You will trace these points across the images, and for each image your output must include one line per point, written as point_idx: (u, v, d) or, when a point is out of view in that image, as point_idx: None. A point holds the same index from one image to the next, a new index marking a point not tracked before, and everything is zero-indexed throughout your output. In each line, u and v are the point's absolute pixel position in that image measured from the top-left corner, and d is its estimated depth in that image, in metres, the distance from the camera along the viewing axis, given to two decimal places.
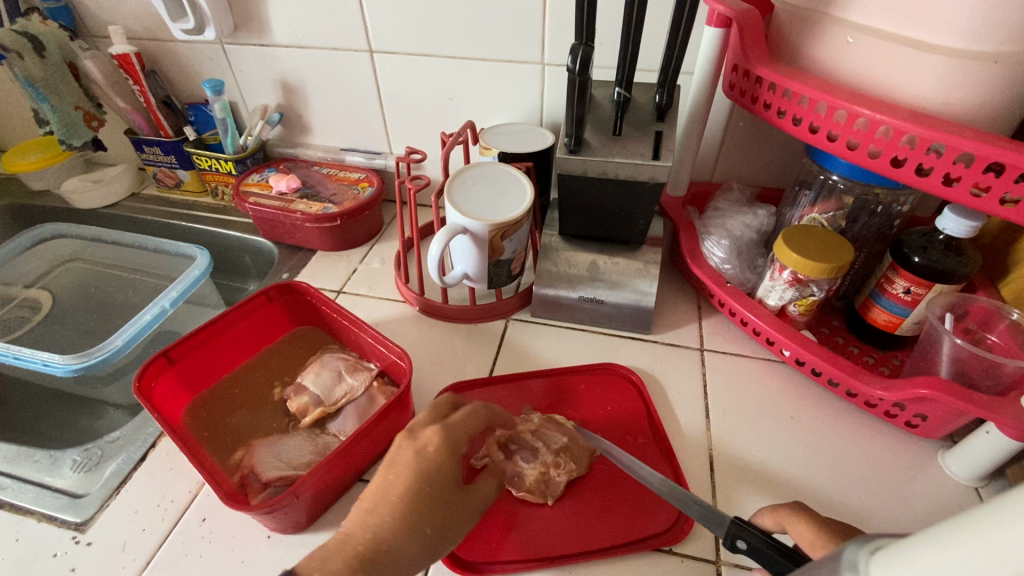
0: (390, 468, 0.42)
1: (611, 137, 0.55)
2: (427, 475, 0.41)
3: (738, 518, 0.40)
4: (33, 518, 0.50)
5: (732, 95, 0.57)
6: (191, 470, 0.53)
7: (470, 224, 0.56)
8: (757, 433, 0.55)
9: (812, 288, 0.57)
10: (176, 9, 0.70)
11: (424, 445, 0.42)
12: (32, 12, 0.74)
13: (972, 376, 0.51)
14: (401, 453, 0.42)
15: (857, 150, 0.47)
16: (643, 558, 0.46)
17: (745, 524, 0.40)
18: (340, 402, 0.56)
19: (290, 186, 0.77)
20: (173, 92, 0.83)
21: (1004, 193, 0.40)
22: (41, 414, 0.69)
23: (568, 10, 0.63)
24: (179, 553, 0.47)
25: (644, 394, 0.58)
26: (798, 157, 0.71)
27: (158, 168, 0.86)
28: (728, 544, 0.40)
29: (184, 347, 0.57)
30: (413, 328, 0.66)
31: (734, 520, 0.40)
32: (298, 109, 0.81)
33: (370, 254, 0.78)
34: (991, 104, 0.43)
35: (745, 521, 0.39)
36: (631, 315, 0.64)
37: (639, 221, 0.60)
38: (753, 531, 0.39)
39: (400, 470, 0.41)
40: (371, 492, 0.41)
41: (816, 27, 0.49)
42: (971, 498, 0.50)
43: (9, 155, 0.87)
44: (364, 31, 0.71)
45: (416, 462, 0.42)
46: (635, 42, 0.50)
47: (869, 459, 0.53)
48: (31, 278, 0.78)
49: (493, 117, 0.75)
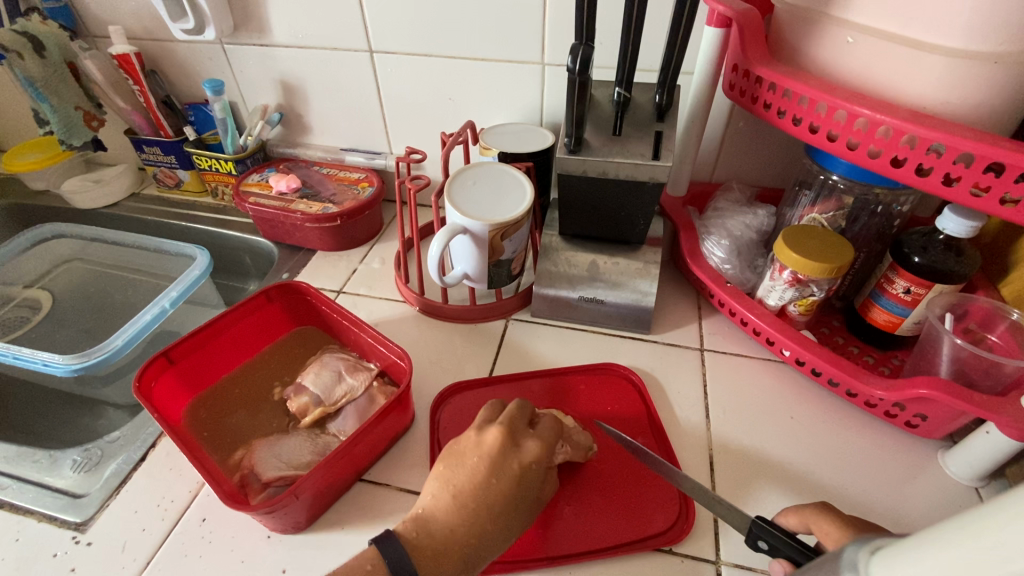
0: (495, 473, 0.44)
1: (611, 137, 0.55)
2: (525, 482, 0.45)
3: (759, 519, 0.40)
4: (33, 518, 0.50)
5: (732, 95, 0.57)
6: (191, 470, 0.53)
7: (470, 224, 0.56)
8: (758, 433, 0.55)
9: (812, 288, 0.57)
10: (176, 9, 0.70)
11: (529, 457, 0.46)
12: (32, 12, 0.74)
13: (972, 376, 0.51)
14: (507, 459, 0.45)
15: (857, 150, 0.47)
16: (643, 558, 0.46)
17: (768, 524, 0.39)
18: (340, 402, 0.56)
19: (290, 186, 0.77)
20: (173, 91, 0.83)
21: (1004, 193, 0.40)
22: (41, 414, 0.69)
23: (568, 10, 0.63)
24: (179, 553, 0.47)
25: (644, 394, 0.59)
26: (798, 157, 0.71)
27: (158, 168, 0.86)
28: (751, 541, 0.41)
29: (184, 347, 0.57)
30: (413, 328, 0.66)
31: (756, 520, 0.40)
32: (298, 109, 0.81)
33: (370, 253, 0.78)
34: (991, 104, 0.43)
35: (766, 523, 0.39)
36: (631, 315, 0.64)
37: (639, 221, 0.60)
38: (774, 532, 0.39)
39: (502, 478, 0.44)
40: (473, 494, 0.43)
41: (816, 27, 0.49)
42: (971, 499, 0.50)
43: (9, 155, 0.87)
44: (364, 31, 0.71)
45: (521, 471, 0.45)
46: (635, 43, 0.50)
47: (869, 458, 0.53)
48: (31, 278, 0.78)
49: (493, 117, 0.75)
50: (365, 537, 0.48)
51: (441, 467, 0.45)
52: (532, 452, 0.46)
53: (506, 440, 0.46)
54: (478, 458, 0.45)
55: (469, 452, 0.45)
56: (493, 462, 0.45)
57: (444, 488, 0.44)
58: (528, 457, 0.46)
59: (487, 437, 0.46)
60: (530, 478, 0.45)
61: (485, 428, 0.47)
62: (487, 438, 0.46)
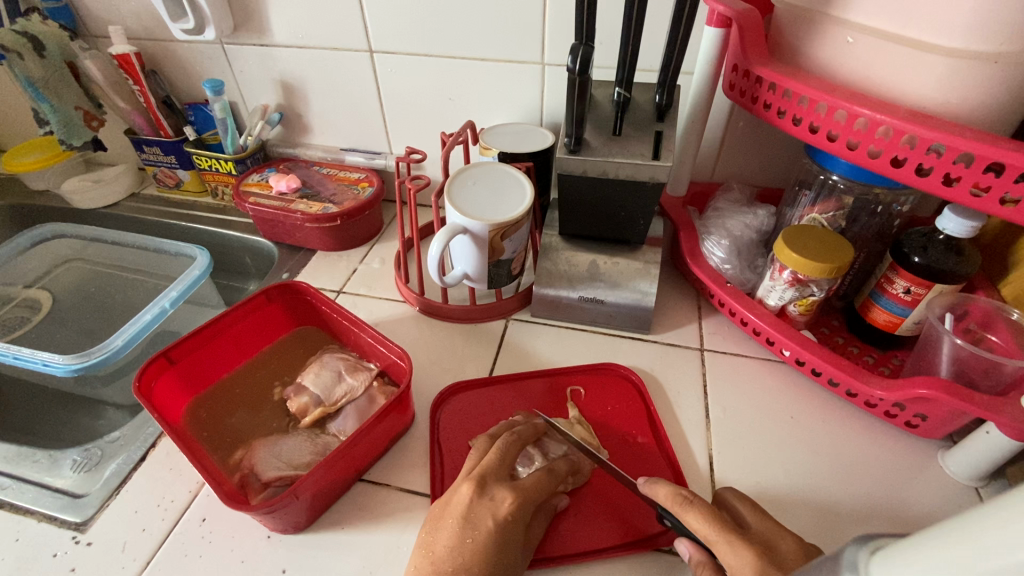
0: (471, 532, 0.43)
1: (611, 137, 0.55)
2: (501, 535, 0.43)
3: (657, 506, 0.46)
4: (33, 518, 0.50)
5: (732, 95, 0.57)
6: (190, 470, 0.53)
7: (470, 224, 0.56)
8: (758, 433, 0.55)
9: (812, 288, 0.57)
10: (176, 9, 0.70)
11: (500, 508, 0.44)
12: (32, 12, 0.74)
13: (972, 376, 0.51)
14: (478, 520, 0.43)
15: (857, 149, 0.47)
16: (643, 557, 0.47)
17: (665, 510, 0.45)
18: (340, 403, 0.56)
19: (290, 186, 0.77)
20: (173, 91, 0.83)
21: (1004, 193, 0.40)
22: (41, 414, 0.69)
23: (568, 10, 0.63)
24: (179, 552, 0.47)
25: (644, 394, 0.58)
26: (799, 156, 0.71)
27: (158, 168, 0.86)
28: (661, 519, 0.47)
29: (184, 347, 0.56)
30: (413, 328, 0.67)
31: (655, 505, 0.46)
32: (298, 109, 0.81)
33: (370, 254, 0.78)
34: (991, 103, 0.43)
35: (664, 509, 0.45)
36: (632, 315, 0.64)
37: (639, 221, 0.60)
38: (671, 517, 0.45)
39: (476, 535, 0.43)
40: (450, 556, 0.42)
41: (816, 27, 0.49)
42: (971, 498, 0.50)
43: (9, 155, 0.87)
44: (364, 31, 0.71)
45: (494, 525, 0.43)
46: (635, 43, 0.50)
47: (868, 458, 0.53)
48: (31, 279, 0.78)
49: (493, 117, 0.75)
50: (365, 537, 0.48)
51: (423, 535, 0.45)
52: (506, 501, 0.45)
53: (478, 493, 0.45)
54: (453, 521, 0.44)
55: (446, 518, 0.45)
56: (467, 523, 0.43)
57: (426, 557, 0.43)
58: (503, 507, 0.44)
59: (459, 496, 0.45)
60: (511, 523, 0.44)
61: (460, 486, 0.46)
62: (459, 497, 0.45)
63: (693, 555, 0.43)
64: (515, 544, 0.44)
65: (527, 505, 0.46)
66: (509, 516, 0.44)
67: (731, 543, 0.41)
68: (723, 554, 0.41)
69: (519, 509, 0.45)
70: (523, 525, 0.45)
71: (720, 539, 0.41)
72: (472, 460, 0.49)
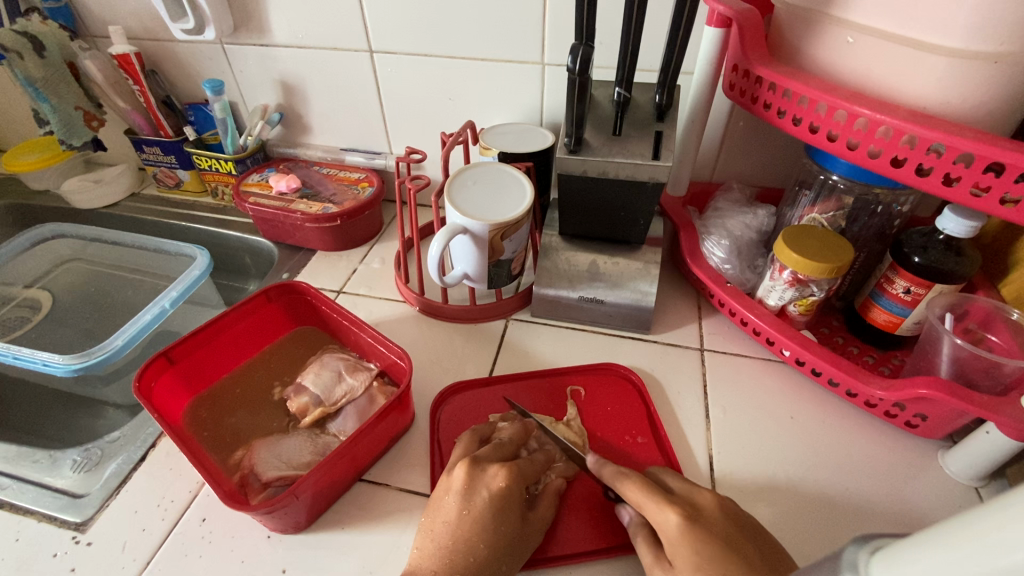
0: (468, 504, 0.45)
1: (611, 136, 0.55)
2: (500, 506, 0.45)
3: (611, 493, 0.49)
4: (33, 518, 0.50)
5: (732, 95, 0.57)
6: (190, 470, 0.53)
7: (470, 224, 0.56)
8: (757, 434, 0.55)
9: (812, 288, 0.57)
10: (176, 9, 0.70)
11: (495, 483, 0.46)
12: (32, 12, 0.74)
13: (972, 377, 0.51)
14: (473, 492, 0.45)
15: (857, 149, 0.47)
16: (642, 559, 0.47)
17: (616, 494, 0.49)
18: (340, 402, 0.56)
19: (290, 186, 0.78)
20: (173, 92, 0.83)
21: (1004, 193, 0.40)
22: (42, 414, 0.69)
23: (568, 10, 0.63)
24: (179, 553, 0.47)
25: (644, 394, 0.59)
26: (799, 156, 0.71)
27: (158, 168, 0.86)
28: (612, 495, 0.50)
29: (184, 347, 0.56)
30: (413, 328, 0.66)
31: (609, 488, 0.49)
32: (298, 109, 0.81)
33: (370, 253, 0.78)
34: (992, 103, 0.43)
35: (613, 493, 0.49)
36: (632, 315, 0.64)
37: (639, 221, 0.60)
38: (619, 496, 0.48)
39: (475, 507, 0.44)
40: (451, 532, 0.44)
41: (817, 28, 0.49)
42: (971, 499, 0.50)
43: (9, 155, 0.87)
44: (364, 31, 0.71)
45: (491, 497, 0.45)
46: (635, 43, 0.50)
47: (869, 458, 0.53)
48: (31, 278, 0.78)
49: (493, 117, 0.75)
50: (366, 537, 0.48)
51: (424, 518, 0.46)
52: (499, 477, 0.46)
53: (472, 469, 0.46)
54: (451, 498, 0.45)
55: (443, 497, 0.46)
56: (463, 496, 0.45)
57: (427, 537, 0.45)
58: (496, 480, 0.46)
59: (454, 475, 0.46)
60: (508, 495, 0.45)
61: (454, 466, 0.48)
62: (454, 477, 0.46)
63: (632, 518, 0.46)
64: (512, 515, 0.45)
65: (519, 480, 0.47)
66: (504, 487, 0.46)
67: (659, 504, 0.43)
68: (652, 514, 0.43)
69: (514, 480, 0.46)
70: (518, 497, 0.46)
71: (648, 501, 0.43)
72: (464, 448, 0.50)
